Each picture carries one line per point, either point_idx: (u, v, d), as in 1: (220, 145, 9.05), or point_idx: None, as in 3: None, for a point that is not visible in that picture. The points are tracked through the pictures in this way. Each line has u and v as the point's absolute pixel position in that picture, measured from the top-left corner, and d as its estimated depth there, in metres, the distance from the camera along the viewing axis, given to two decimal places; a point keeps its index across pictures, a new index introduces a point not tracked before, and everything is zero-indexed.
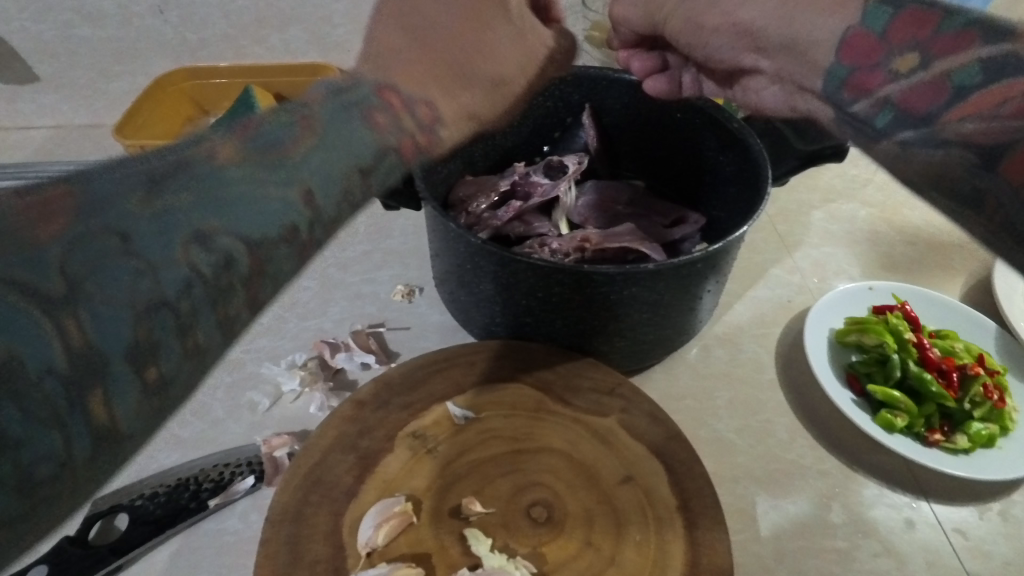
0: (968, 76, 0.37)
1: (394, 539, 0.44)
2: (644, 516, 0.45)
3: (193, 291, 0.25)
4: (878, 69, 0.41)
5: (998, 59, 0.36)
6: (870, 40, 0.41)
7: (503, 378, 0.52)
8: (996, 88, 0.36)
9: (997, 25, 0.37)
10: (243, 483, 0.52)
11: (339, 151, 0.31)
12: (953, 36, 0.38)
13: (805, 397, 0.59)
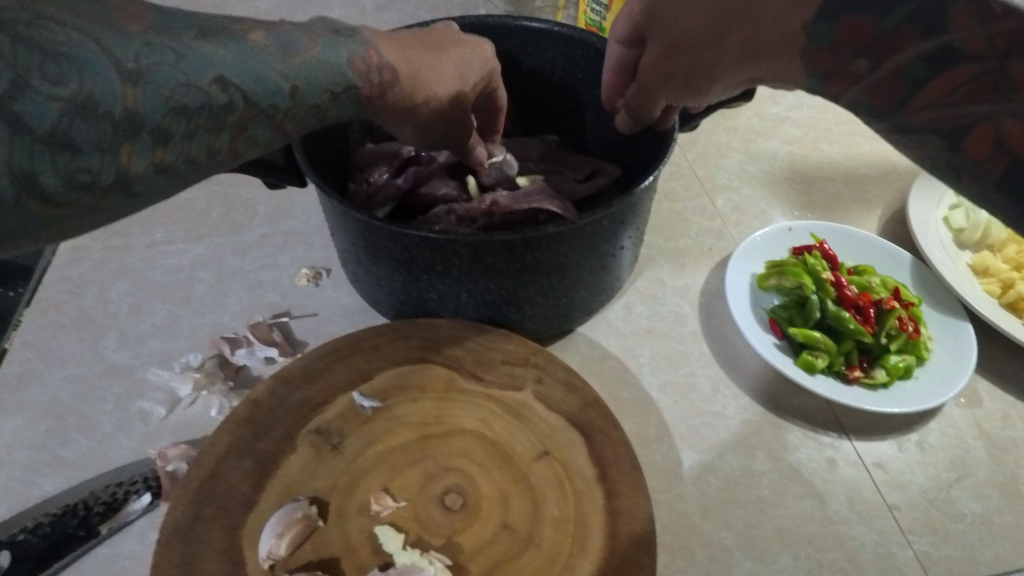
0: (917, 70, 0.33)
1: (297, 547, 0.41)
2: (562, 490, 0.43)
3: (87, 126, 0.29)
4: (845, 72, 0.36)
5: (938, 52, 0.32)
6: (823, 55, 0.37)
7: (411, 360, 0.49)
8: (953, 75, 0.32)
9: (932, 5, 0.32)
10: (137, 503, 0.48)
11: (262, 62, 0.35)
12: (894, 35, 0.34)
13: (729, 346, 0.58)
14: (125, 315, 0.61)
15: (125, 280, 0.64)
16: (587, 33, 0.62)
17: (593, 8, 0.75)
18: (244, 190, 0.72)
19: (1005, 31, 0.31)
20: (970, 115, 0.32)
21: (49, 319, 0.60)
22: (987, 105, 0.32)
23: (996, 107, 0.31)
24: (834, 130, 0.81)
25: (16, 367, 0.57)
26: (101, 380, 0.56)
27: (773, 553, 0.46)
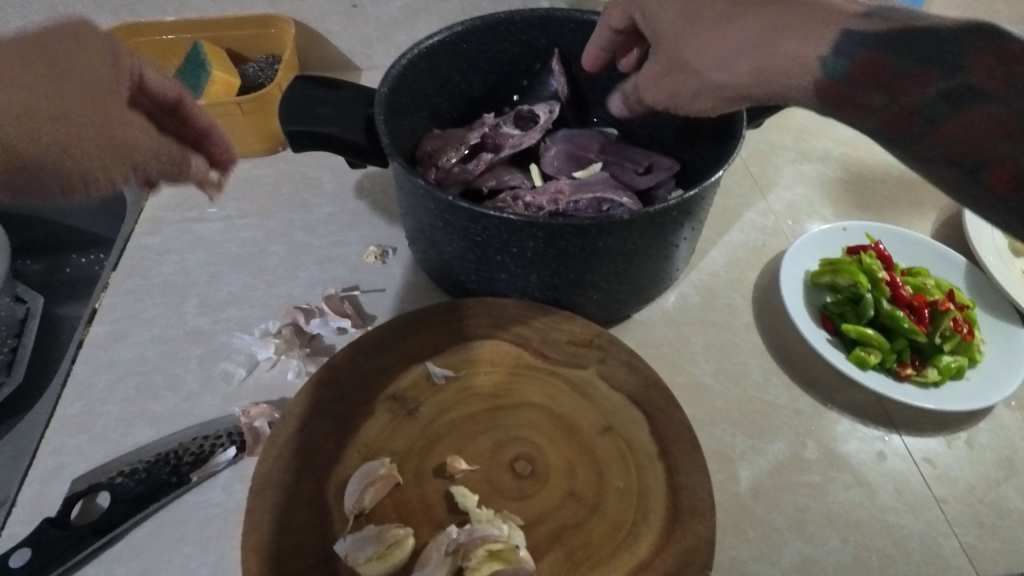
0: (935, 108, 0.35)
1: (379, 501, 0.44)
2: (626, 463, 0.45)
3: None
4: (854, 105, 0.38)
5: (958, 87, 0.34)
6: (836, 88, 0.39)
7: (481, 336, 0.52)
8: (973, 114, 0.34)
9: (946, 49, 0.35)
10: (224, 455, 0.51)
11: None
12: (909, 76, 0.36)
13: (781, 339, 0.60)
14: (205, 283, 0.64)
15: (204, 250, 0.68)
16: None
17: None
18: (312, 170, 0.76)
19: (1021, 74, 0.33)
20: (977, 152, 0.35)
21: (135, 284, 0.64)
22: (1003, 142, 0.34)
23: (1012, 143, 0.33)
24: None
25: (107, 327, 0.61)
26: (185, 342, 0.60)
27: (822, 536, 0.48)
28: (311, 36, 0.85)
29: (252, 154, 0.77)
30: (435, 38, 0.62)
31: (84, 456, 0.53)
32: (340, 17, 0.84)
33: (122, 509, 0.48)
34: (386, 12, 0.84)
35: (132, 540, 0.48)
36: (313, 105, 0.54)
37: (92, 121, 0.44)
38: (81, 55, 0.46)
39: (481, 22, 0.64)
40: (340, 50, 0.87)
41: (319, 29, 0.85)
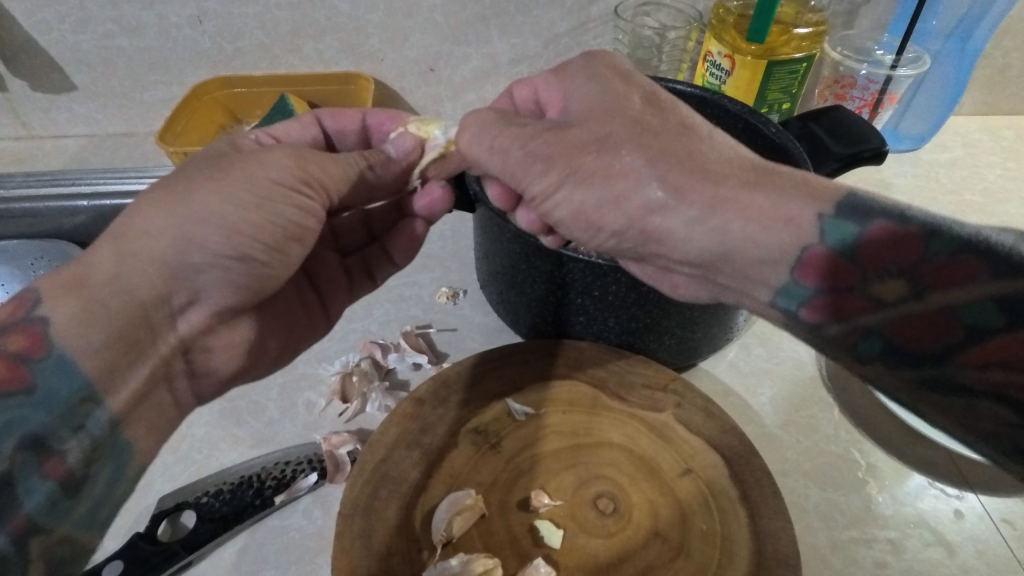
0: (843, 231, 0.38)
1: (467, 531, 0.45)
2: (708, 506, 0.46)
3: None
4: (860, 294, 0.37)
5: (851, 210, 0.38)
6: (841, 264, 0.38)
7: (559, 376, 0.54)
8: (882, 237, 0.37)
9: (862, 208, 0.38)
10: (306, 481, 0.52)
11: None
12: (879, 248, 0.37)
13: (848, 394, 0.60)
14: None
15: None
16: (719, 95, 0.66)
17: (712, 73, 0.82)
18: None
19: (887, 255, 0.36)
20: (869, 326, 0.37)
21: None
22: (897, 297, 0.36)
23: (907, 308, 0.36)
24: (939, 199, 0.84)
25: None
26: None
27: None
28: (387, 93, 0.92)
29: None
30: None
31: (170, 475, 0.55)
32: (415, 77, 0.90)
33: (208, 529, 0.50)
34: (458, 74, 0.90)
35: (215, 560, 0.49)
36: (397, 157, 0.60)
37: (248, 214, 0.43)
38: (226, 160, 0.44)
39: None
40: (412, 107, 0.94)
41: (395, 87, 0.91)
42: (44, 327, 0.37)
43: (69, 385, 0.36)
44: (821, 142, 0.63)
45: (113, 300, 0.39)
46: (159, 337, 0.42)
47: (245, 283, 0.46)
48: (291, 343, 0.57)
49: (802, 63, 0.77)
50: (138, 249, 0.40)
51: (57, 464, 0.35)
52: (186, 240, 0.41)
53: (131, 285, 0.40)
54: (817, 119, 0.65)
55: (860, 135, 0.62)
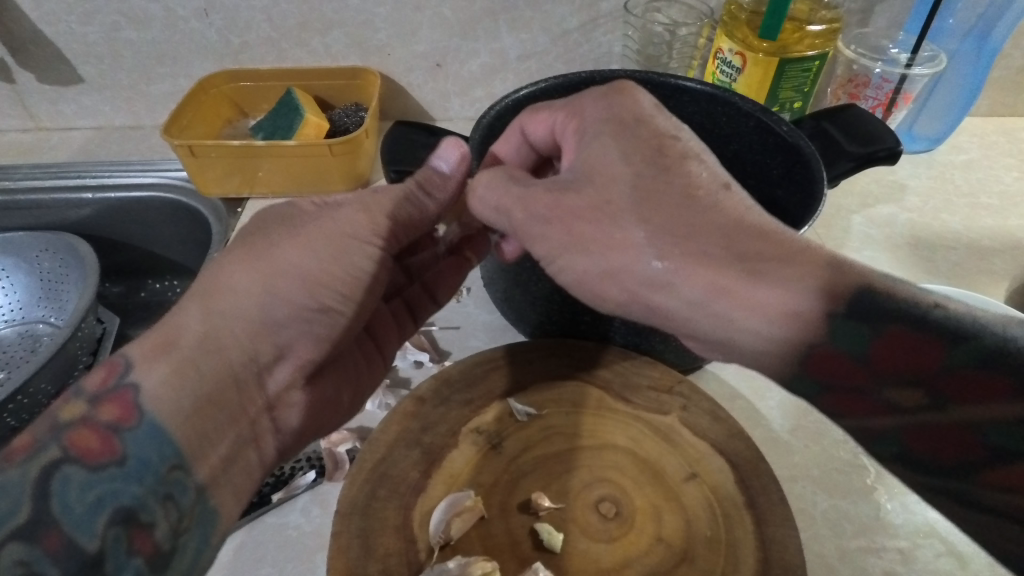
0: (856, 339, 0.37)
1: (466, 533, 0.44)
2: (713, 512, 0.45)
3: None
4: (867, 399, 0.37)
5: (862, 309, 0.37)
6: (839, 362, 0.38)
7: (562, 376, 0.53)
8: (902, 344, 0.35)
9: (876, 306, 0.36)
10: (304, 478, 0.52)
11: None
12: (915, 351, 0.35)
13: None
14: None
15: None
16: (730, 93, 0.65)
17: (723, 70, 0.80)
18: None
19: (909, 362, 0.35)
20: (887, 430, 0.36)
21: None
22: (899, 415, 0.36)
23: (922, 419, 0.35)
24: (955, 202, 0.83)
25: None
26: None
27: None
28: (394, 88, 0.91)
29: (335, 192, 0.82)
30: (520, 92, 0.66)
31: None
32: (422, 72, 0.89)
33: None
34: (466, 69, 0.89)
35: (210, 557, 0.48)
36: (414, 149, 0.58)
37: (327, 274, 0.48)
38: (292, 220, 0.49)
39: (564, 81, 0.67)
40: (420, 102, 0.93)
41: (402, 82, 0.91)
42: (134, 395, 0.39)
43: (163, 456, 0.39)
44: (834, 141, 0.61)
45: (205, 363, 0.42)
46: (247, 394, 0.45)
47: (331, 334, 0.51)
48: (362, 385, 0.56)
49: (815, 60, 0.75)
50: (227, 314, 0.44)
51: (145, 538, 0.36)
52: (272, 292, 0.46)
53: (220, 342, 0.44)
54: (830, 117, 0.63)
55: (873, 134, 0.61)
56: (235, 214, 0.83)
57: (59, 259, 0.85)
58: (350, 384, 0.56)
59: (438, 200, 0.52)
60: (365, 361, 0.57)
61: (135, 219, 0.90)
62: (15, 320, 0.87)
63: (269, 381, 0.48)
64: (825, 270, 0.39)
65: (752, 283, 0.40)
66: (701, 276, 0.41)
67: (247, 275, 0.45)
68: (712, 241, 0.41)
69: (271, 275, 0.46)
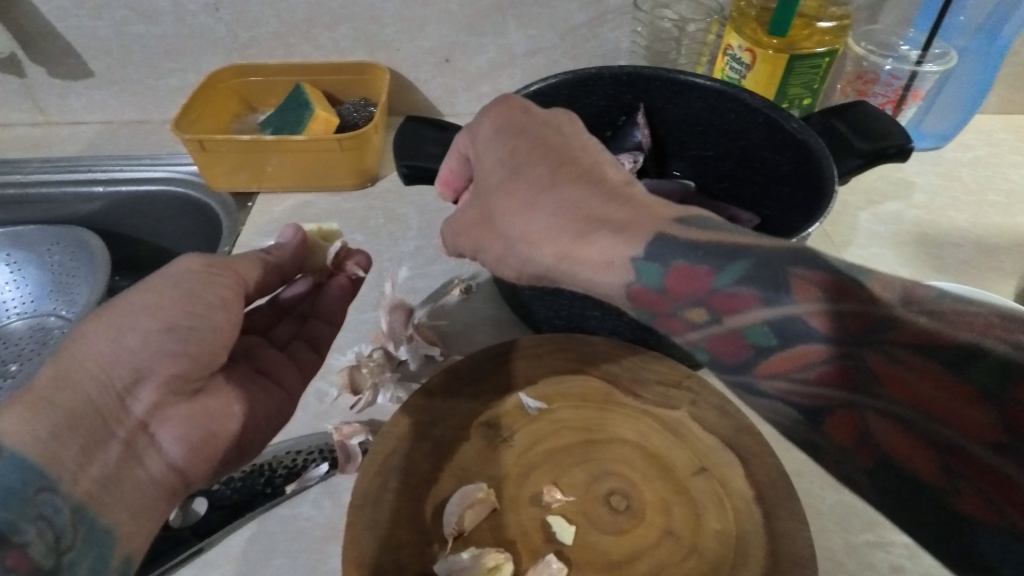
0: (764, 334, 0.34)
1: (478, 526, 0.45)
2: (721, 505, 0.45)
3: None
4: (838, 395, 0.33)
5: (780, 320, 0.33)
6: (786, 354, 0.34)
7: (571, 370, 0.53)
8: (842, 312, 0.31)
9: (775, 270, 0.33)
10: (317, 470, 0.53)
11: None
12: (733, 301, 0.34)
13: None
14: None
15: None
16: (738, 89, 0.65)
17: (732, 67, 0.80)
18: (398, 207, 0.80)
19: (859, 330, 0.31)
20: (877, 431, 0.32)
21: None
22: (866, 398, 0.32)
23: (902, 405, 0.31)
24: (961, 199, 0.83)
25: None
26: None
27: None
28: (402, 83, 0.91)
29: (343, 188, 0.83)
30: (530, 88, 0.66)
31: None
32: (429, 68, 0.90)
33: (220, 516, 0.51)
34: (474, 65, 0.89)
35: (224, 548, 0.49)
36: (422, 143, 0.58)
37: (177, 306, 0.47)
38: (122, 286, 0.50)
39: (573, 76, 0.68)
40: (427, 98, 0.93)
41: (410, 77, 0.91)
42: None
43: (28, 481, 0.37)
44: (844, 137, 0.61)
45: (59, 398, 0.41)
46: (114, 420, 0.43)
47: (204, 357, 0.48)
48: (264, 412, 0.53)
49: (824, 57, 0.75)
50: (81, 357, 0.43)
51: (20, 558, 0.35)
52: (118, 327, 0.45)
53: (72, 375, 0.42)
54: (839, 114, 0.63)
55: (884, 132, 0.61)
56: (244, 208, 0.83)
57: (70, 253, 0.86)
58: (260, 402, 0.54)
59: (281, 256, 0.58)
60: (257, 388, 0.54)
61: (145, 213, 0.90)
62: (25, 314, 0.88)
63: (139, 411, 0.45)
64: (662, 237, 0.37)
65: (585, 244, 0.39)
66: (557, 241, 0.40)
67: (96, 328, 0.45)
68: (582, 210, 0.40)
69: (131, 314, 0.46)
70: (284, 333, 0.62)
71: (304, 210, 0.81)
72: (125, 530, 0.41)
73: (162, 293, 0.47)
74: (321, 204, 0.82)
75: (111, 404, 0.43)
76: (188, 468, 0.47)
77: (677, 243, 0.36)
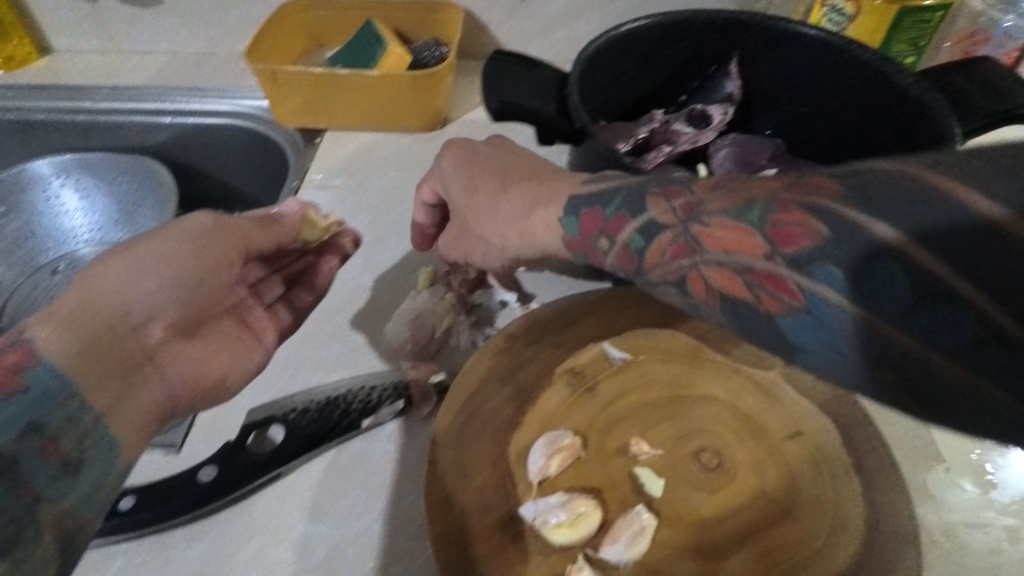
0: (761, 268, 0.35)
1: (563, 472, 0.43)
2: (818, 471, 0.43)
3: None
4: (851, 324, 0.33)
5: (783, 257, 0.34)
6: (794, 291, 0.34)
7: (658, 324, 0.51)
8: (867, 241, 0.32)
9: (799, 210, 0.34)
10: (392, 407, 0.52)
11: None
12: (756, 232, 0.35)
13: None
14: (368, 246, 0.67)
15: (368, 215, 0.72)
16: (847, 41, 0.60)
17: (830, 18, 0.73)
18: None
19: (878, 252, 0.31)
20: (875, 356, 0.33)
21: None
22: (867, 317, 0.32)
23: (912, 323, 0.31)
24: None
25: None
26: (351, 300, 0.62)
27: None
28: (473, 24, 0.87)
29: (413, 130, 0.81)
30: (619, 30, 0.63)
31: (255, 391, 0.55)
32: (504, 8, 0.85)
33: (296, 445, 0.50)
34: (551, 7, 0.85)
35: (302, 475, 0.50)
36: (512, 81, 0.56)
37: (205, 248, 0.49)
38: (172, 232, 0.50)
39: (665, 19, 0.64)
40: (497, 41, 0.89)
41: (482, 19, 0.87)
42: (32, 345, 0.39)
43: (61, 386, 0.38)
44: (965, 96, 0.56)
45: (84, 320, 0.43)
46: (130, 350, 0.44)
47: (194, 296, 0.49)
48: (229, 369, 0.51)
49: (937, 10, 0.69)
50: (95, 291, 0.44)
51: (55, 448, 0.36)
52: (138, 269, 0.46)
53: (97, 304, 0.44)
54: (962, 71, 0.58)
55: (1010, 90, 0.56)
56: (312, 145, 0.82)
57: (137, 182, 0.86)
58: (229, 346, 0.52)
59: (289, 229, 0.56)
60: (236, 341, 0.52)
61: (211, 146, 0.90)
62: (94, 241, 0.89)
63: (151, 344, 0.46)
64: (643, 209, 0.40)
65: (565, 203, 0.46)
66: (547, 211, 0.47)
67: (122, 260, 0.46)
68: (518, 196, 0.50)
69: (146, 253, 0.47)
70: (255, 298, 0.58)
71: (372, 150, 0.79)
72: (128, 443, 0.40)
73: (182, 240, 0.49)
74: (389, 145, 0.80)
75: (123, 343, 0.44)
76: (178, 395, 0.47)
77: (740, 183, 0.38)
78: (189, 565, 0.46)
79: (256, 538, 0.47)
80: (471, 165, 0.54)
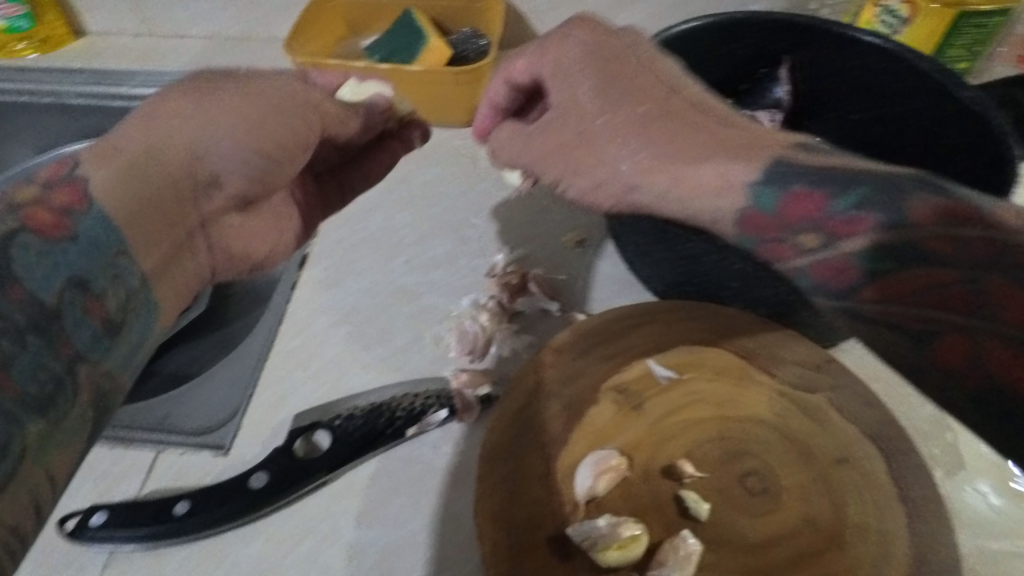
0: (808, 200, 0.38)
1: (610, 492, 0.44)
2: (864, 499, 0.43)
3: None
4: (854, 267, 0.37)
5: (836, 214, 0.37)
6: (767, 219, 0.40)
7: (704, 341, 0.51)
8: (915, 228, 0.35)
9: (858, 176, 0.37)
10: (436, 415, 0.53)
11: None
12: (802, 194, 0.38)
13: None
14: (410, 244, 0.66)
15: (409, 213, 0.69)
16: (909, 49, 0.58)
17: (885, 19, 0.71)
18: None
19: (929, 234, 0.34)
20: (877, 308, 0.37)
21: (345, 237, 0.67)
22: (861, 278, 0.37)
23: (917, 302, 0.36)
24: None
25: (320, 275, 0.64)
26: (393, 301, 0.62)
27: None
28: None
29: (453, 124, 0.79)
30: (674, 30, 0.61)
31: (301, 393, 0.56)
32: None
33: (343, 451, 0.51)
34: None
35: (349, 480, 0.51)
36: None
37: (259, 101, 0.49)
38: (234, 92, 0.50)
39: (721, 20, 0.62)
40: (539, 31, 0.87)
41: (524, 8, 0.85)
42: (86, 183, 0.39)
43: (112, 240, 0.39)
44: None
45: (151, 163, 0.42)
46: (187, 212, 0.44)
47: (271, 180, 0.50)
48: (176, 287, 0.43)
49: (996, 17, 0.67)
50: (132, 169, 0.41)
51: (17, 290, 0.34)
52: (208, 122, 0.45)
53: (162, 162, 0.43)
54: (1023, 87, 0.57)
55: None
56: None
57: None
58: (279, 221, 0.57)
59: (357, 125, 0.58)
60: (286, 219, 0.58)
61: None
62: None
63: (208, 213, 0.46)
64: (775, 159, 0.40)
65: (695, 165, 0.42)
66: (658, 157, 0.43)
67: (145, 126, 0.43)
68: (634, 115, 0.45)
69: (204, 110, 0.45)
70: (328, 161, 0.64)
71: None
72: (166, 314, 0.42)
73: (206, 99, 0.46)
74: (430, 138, 0.77)
75: (193, 200, 0.44)
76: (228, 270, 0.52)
77: (795, 169, 0.39)
78: (243, 568, 0.47)
79: (306, 541, 0.48)
80: (611, 51, 0.49)
